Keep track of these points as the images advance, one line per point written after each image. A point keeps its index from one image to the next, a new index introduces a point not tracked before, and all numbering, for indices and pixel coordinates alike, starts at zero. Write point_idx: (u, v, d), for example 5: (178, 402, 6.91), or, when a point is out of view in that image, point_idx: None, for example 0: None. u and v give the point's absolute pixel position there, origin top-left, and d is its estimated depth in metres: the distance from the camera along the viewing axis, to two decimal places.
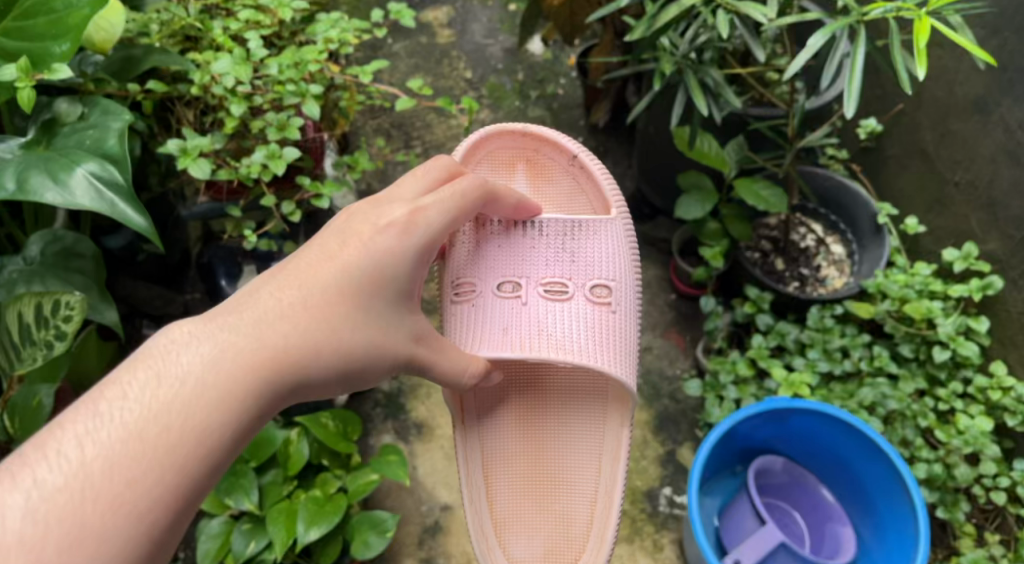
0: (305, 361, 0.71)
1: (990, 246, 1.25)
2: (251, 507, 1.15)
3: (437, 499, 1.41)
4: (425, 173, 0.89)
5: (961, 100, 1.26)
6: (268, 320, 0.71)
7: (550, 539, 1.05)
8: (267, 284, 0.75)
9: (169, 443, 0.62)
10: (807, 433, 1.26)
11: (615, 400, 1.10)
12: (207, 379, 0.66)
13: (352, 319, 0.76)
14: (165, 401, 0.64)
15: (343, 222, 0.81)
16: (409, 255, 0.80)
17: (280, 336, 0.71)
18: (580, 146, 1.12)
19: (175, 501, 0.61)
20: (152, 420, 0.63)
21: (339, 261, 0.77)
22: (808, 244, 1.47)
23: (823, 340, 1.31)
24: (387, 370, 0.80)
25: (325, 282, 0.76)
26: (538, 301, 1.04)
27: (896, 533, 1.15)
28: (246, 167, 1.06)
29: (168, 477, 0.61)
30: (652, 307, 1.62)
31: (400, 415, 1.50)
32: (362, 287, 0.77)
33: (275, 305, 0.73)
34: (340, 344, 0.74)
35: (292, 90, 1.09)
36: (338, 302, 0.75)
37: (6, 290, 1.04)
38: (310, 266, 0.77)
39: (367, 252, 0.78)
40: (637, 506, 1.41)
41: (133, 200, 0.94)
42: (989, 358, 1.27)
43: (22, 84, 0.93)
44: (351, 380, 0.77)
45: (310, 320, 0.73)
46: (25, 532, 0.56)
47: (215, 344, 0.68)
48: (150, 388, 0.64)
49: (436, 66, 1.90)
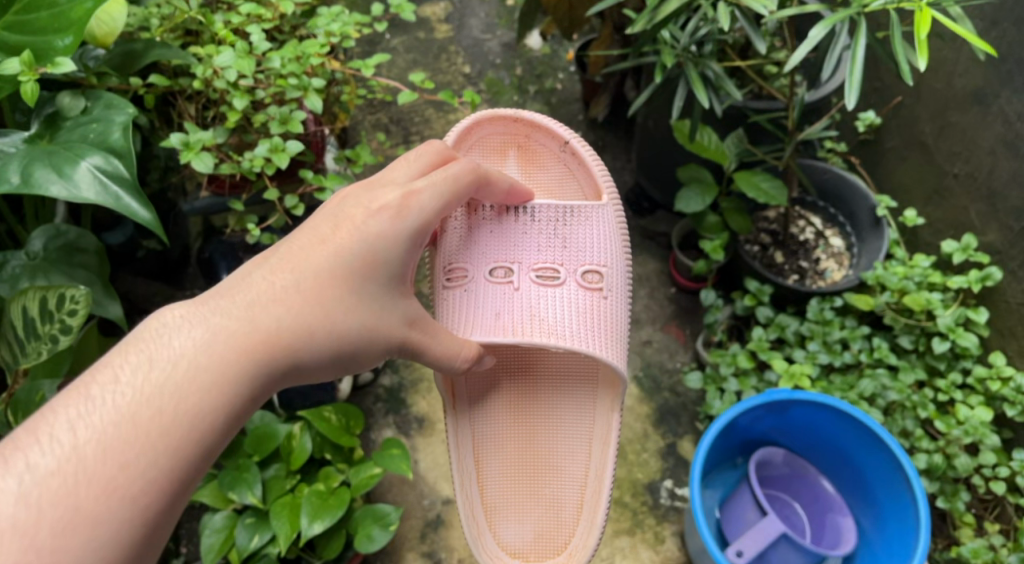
0: (297, 344, 0.73)
1: (989, 237, 1.26)
2: (255, 501, 1.14)
3: (439, 493, 1.42)
4: (417, 158, 0.90)
5: (960, 92, 1.26)
6: (258, 304, 0.73)
7: (540, 523, 1.07)
8: (259, 267, 0.76)
9: (161, 426, 0.65)
10: (808, 424, 1.27)
11: (604, 385, 1.11)
12: (198, 363, 0.68)
13: (346, 302, 0.77)
14: (157, 385, 0.66)
15: (336, 205, 0.82)
16: (402, 237, 0.81)
17: (271, 319, 0.73)
18: (572, 133, 1.11)
19: (169, 483, 0.64)
20: (144, 404, 0.65)
21: (332, 244, 0.79)
22: (808, 237, 1.48)
23: (823, 332, 1.32)
24: (381, 353, 0.81)
25: (317, 266, 0.77)
26: (530, 286, 1.05)
27: (896, 524, 1.16)
28: (249, 162, 1.07)
29: (162, 460, 0.64)
30: (652, 301, 1.63)
31: (401, 410, 1.50)
32: (356, 269, 0.78)
33: (267, 288, 0.75)
34: (332, 327, 0.76)
35: (294, 84, 1.09)
36: (331, 285, 0.77)
37: (9, 286, 1.03)
38: (303, 249, 0.78)
39: (360, 235, 0.79)
40: (638, 499, 1.42)
41: (138, 193, 0.94)
42: (989, 349, 1.28)
43: (25, 78, 0.94)
44: (345, 362, 0.78)
45: (302, 304, 0.75)
46: (19, 515, 0.59)
47: (207, 327, 0.70)
48: (142, 371, 0.67)
49: (434, 61, 1.90)
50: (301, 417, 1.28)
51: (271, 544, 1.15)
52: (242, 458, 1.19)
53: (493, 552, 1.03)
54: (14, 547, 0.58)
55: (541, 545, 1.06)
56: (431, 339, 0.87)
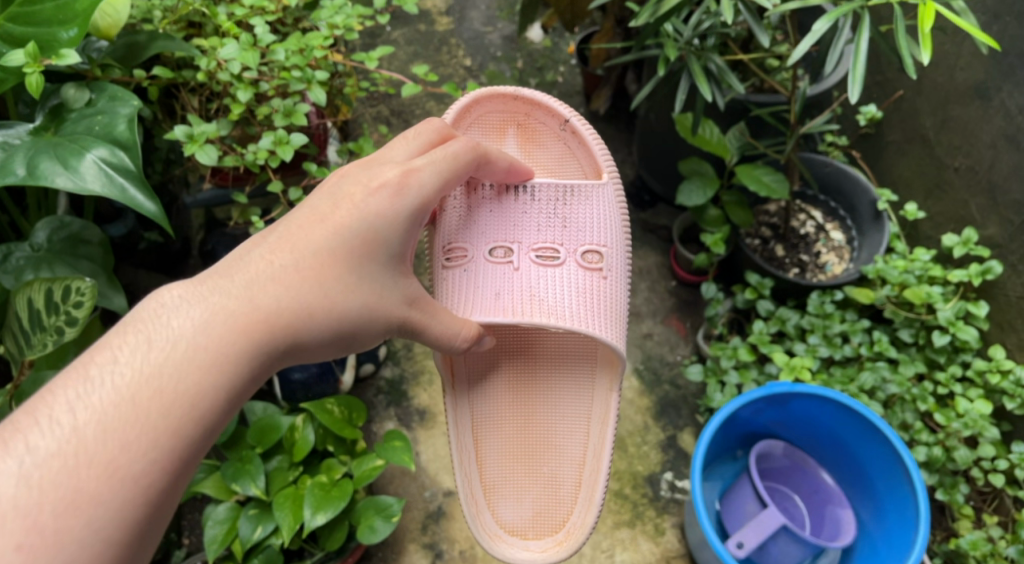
0: (296, 323, 0.74)
1: (989, 231, 1.26)
2: (258, 492, 1.14)
3: (441, 485, 1.42)
4: (417, 135, 0.90)
5: (961, 86, 1.27)
6: (257, 282, 0.74)
7: (538, 501, 1.08)
8: (258, 247, 0.77)
9: (162, 405, 0.65)
10: (808, 417, 1.27)
11: (604, 364, 1.11)
12: (197, 343, 0.69)
13: (345, 281, 0.77)
14: (156, 365, 0.67)
15: (336, 183, 0.82)
16: (402, 216, 0.82)
17: (270, 299, 0.73)
18: (573, 110, 1.12)
19: (171, 462, 0.65)
20: (144, 383, 0.66)
21: (332, 222, 0.79)
22: (808, 231, 1.48)
23: (823, 326, 1.32)
24: (378, 333, 0.82)
25: (317, 245, 0.77)
26: (530, 267, 1.05)
27: (895, 515, 1.17)
28: (253, 154, 1.07)
29: (163, 439, 0.65)
30: (652, 294, 1.63)
31: (403, 402, 1.51)
32: (357, 244, 0.79)
33: (266, 268, 0.75)
34: (330, 306, 0.76)
35: (298, 76, 1.09)
36: (330, 264, 0.77)
37: (14, 277, 1.03)
38: (302, 228, 0.78)
39: (360, 213, 0.80)
40: (639, 491, 1.42)
41: (144, 185, 0.94)
42: (988, 342, 1.29)
43: (30, 70, 0.94)
44: (345, 342, 0.79)
45: (302, 282, 0.75)
46: (20, 496, 0.59)
47: (206, 307, 0.71)
48: (141, 351, 0.67)
49: (436, 53, 1.90)
50: (303, 410, 1.28)
51: (275, 535, 1.15)
52: (245, 450, 1.19)
53: (492, 530, 1.04)
54: (16, 528, 0.59)
55: (540, 523, 1.07)
56: (430, 317, 0.87)
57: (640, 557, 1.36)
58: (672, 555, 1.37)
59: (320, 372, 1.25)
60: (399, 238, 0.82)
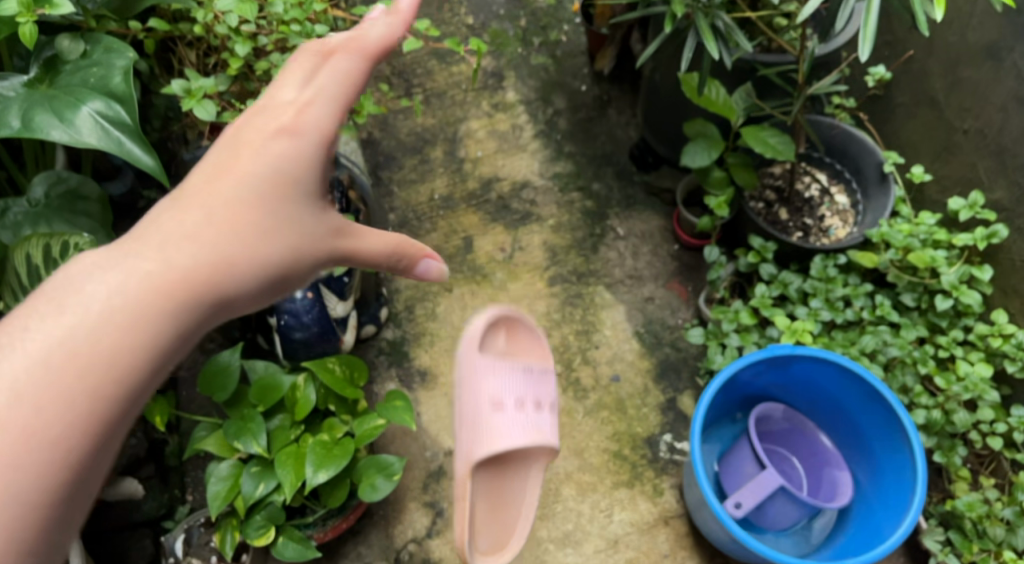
0: (222, 274, 0.63)
1: (996, 194, 1.25)
2: (261, 450, 1.16)
3: (441, 445, 1.44)
4: (299, 63, 0.74)
5: (973, 46, 1.24)
6: (166, 235, 0.62)
7: None
8: (166, 205, 0.65)
9: (75, 375, 0.55)
10: (809, 380, 1.28)
11: None
12: (112, 305, 0.58)
13: (275, 221, 0.67)
14: (63, 333, 0.56)
15: (235, 129, 0.70)
16: (311, 153, 0.70)
17: (186, 255, 0.62)
18: None
19: (95, 441, 0.55)
20: (52, 353, 0.55)
21: (239, 168, 0.68)
22: (813, 194, 1.47)
23: (826, 290, 1.32)
24: (300, 276, 0.69)
25: (231, 192, 0.66)
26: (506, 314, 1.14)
27: (892, 478, 1.18)
28: (252, 110, 1.05)
29: (85, 409, 0.55)
30: (654, 257, 1.63)
31: (404, 363, 1.51)
32: (272, 183, 0.67)
33: (178, 223, 0.63)
34: (251, 254, 0.65)
35: (297, 30, 1.06)
36: (252, 208, 0.66)
37: (12, 232, 1.02)
38: (210, 178, 0.67)
39: (262, 155, 0.68)
40: (638, 452, 1.43)
41: (140, 138, 0.93)
42: (991, 306, 1.29)
43: (23, 19, 0.92)
44: (280, 288, 0.68)
45: (220, 232, 0.64)
46: None
47: (115, 267, 0.59)
48: (40, 321, 0.56)
49: (437, 10, 1.86)
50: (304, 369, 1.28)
51: (278, 492, 1.17)
52: (247, 409, 1.20)
53: None
54: None
55: None
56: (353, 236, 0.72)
57: (638, 517, 1.38)
58: (670, 515, 1.38)
59: (320, 331, 1.24)
60: (308, 164, 0.70)
